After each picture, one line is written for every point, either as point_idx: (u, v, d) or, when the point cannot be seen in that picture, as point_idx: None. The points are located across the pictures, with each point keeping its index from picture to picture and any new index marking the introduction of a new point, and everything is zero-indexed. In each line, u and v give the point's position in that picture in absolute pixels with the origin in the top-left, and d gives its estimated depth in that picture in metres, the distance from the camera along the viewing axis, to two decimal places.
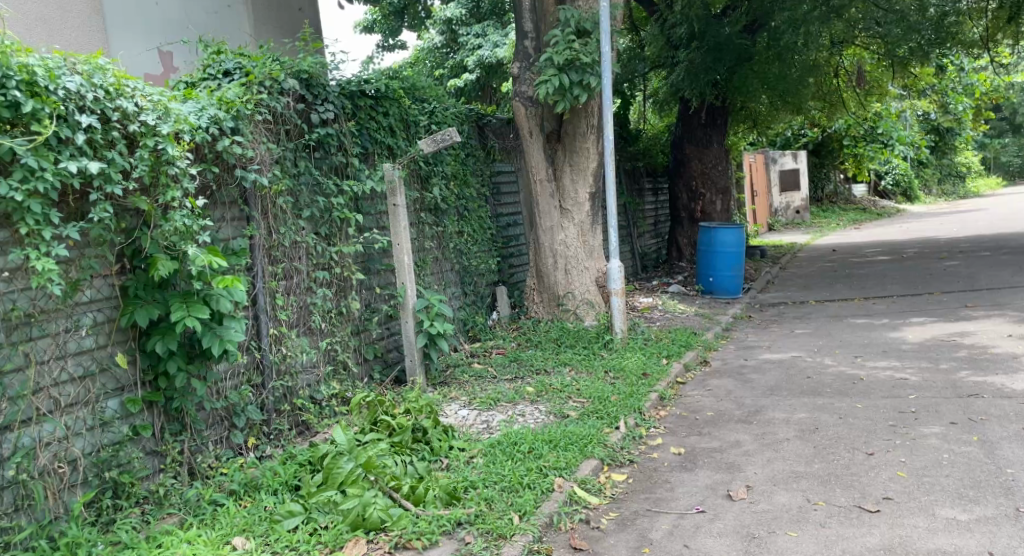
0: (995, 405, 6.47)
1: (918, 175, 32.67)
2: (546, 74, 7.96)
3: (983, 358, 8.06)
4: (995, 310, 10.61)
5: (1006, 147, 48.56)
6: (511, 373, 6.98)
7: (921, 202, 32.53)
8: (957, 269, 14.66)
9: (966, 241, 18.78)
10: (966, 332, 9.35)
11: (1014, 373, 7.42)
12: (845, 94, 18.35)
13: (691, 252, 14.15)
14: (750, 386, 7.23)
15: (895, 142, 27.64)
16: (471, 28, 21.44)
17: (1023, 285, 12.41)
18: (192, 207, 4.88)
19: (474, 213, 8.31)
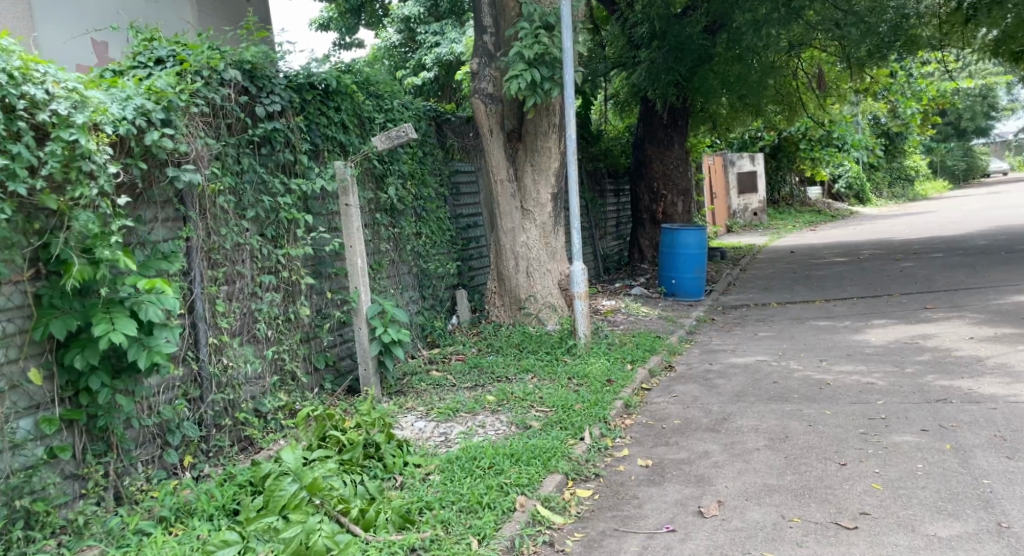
0: (964, 410, 6.36)
1: (869, 177, 33.03)
2: (517, 68, 7.71)
3: (947, 360, 7.98)
4: (954, 311, 10.59)
5: (951, 151, 49.48)
6: (471, 380, 6.71)
7: (873, 204, 32.90)
8: (914, 271, 14.72)
9: (919, 243, 18.93)
10: (928, 334, 9.29)
11: (980, 376, 7.34)
12: (802, 96, 18.37)
13: (652, 253, 14.00)
14: (717, 392, 7.04)
15: (849, 146, 27.92)
16: (429, 26, 21.20)
17: (978, 287, 12.45)
18: (111, 207, 4.51)
19: (432, 215, 8.02)
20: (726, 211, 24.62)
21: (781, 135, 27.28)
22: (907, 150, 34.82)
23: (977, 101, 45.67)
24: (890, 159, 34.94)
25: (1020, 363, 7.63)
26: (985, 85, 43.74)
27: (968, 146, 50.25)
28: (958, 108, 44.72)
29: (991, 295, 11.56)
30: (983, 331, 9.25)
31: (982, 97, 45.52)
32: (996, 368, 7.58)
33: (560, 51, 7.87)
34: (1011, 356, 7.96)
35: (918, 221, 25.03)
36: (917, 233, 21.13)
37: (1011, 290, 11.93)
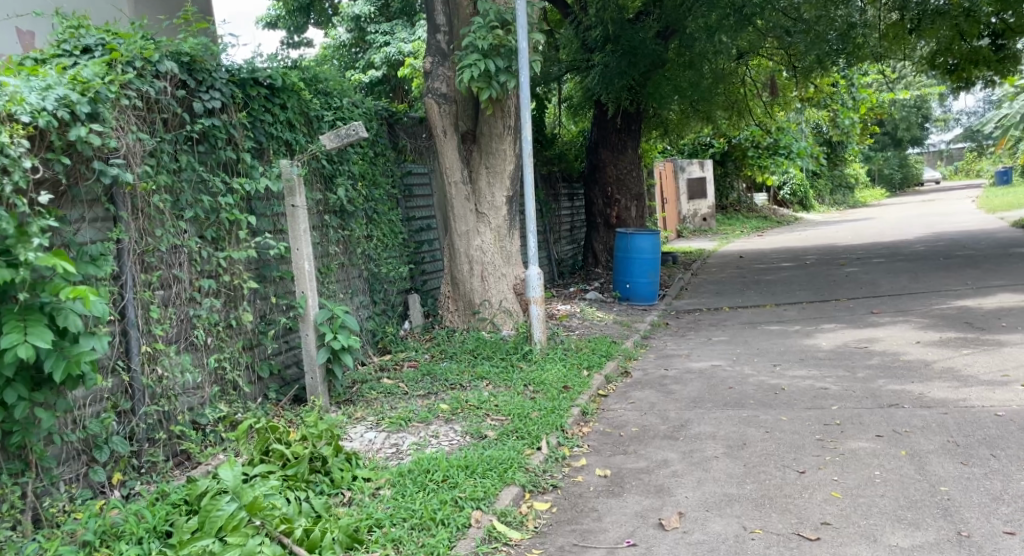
0: (918, 416, 6.33)
1: (811, 185, 33.54)
2: (471, 58, 7.57)
3: (897, 365, 7.99)
4: (899, 316, 10.69)
5: (889, 160, 50.61)
6: (423, 388, 6.50)
7: (815, 211, 33.42)
8: (859, 276, 14.87)
9: (863, 249, 19.22)
10: (875, 338, 9.34)
11: (929, 381, 7.34)
12: (750, 103, 18.39)
13: (606, 258, 13.91)
14: (674, 398, 6.92)
15: (795, 153, 28.30)
16: (379, 26, 20.97)
17: (922, 291, 12.62)
18: (26, 203, 4.20)
19: (384, 217, 7.81)
20: (677, 216, 24.72)
21: (729, 142, 27.52)
22: (848, 158, 35.49)
23: (914, 111, 46.84)
24: (832, 167, 35.57)
25: (968, 368, 7.66)
26: (920, 96, 44.81)
27: (905, 155, 51.50)
28: (895, 118, 45.77)
29: (935, 300, 11.69)
30: (930, 335, 9.30)
31: (917, 108, 46.67)
32: (944, 373, 7.60)
33: (516, 43, 7.75)
34: (959, 360, 7.99)
35: (861, 226, 25.45)
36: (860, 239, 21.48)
37: (954, 294, 12.10)
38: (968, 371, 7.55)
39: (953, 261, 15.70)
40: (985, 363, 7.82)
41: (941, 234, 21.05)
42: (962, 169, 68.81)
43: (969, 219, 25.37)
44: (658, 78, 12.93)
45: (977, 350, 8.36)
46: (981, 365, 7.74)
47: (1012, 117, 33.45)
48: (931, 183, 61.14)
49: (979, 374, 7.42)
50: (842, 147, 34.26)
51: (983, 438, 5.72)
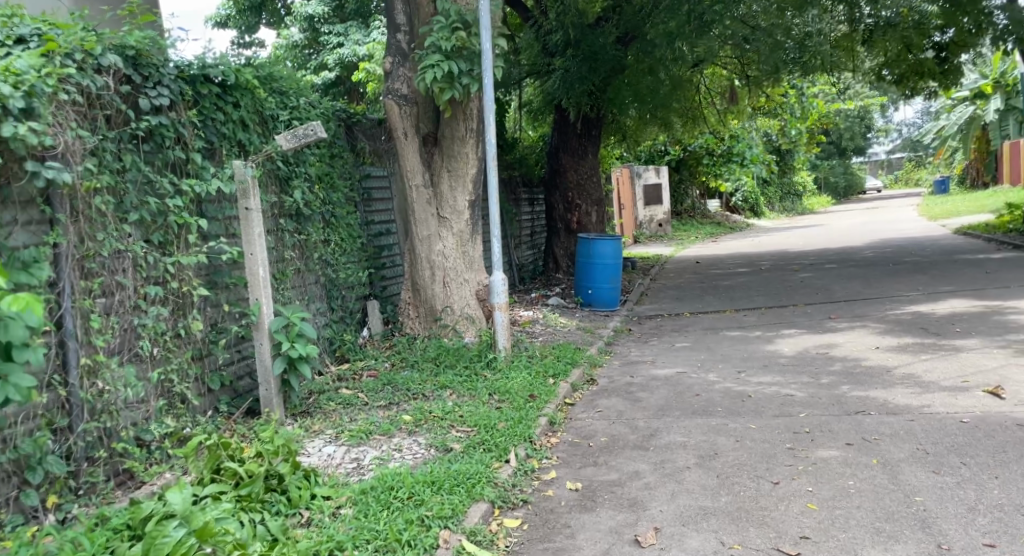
0: (884, 423, 6.24)
1: (762, 192, 33.91)
2: (433, 58, 7.34)
3: (858, 371, 7.93)
4: (857, 321, 10.71)
5: (835, 168, 51.54)
6: (383, 399, 6.25)
7: (766, 217, 33.80)
8: (814, 281, 14.95)
9: (815, 254, 19.41)
10: (835, 343, 9.32)
11: (891, 386, 7.29)
12: (705, 111, 18.43)
13: (567, 263, 13.74)
14: (641, 406, 6.75)
15: (747, 160, 28.56)
16: (333, 26, 20.63)
17: (877, 296, 12.72)
18: None
19: (341, 221, 7.54)
20: (633, 222, 24.72)
21: (684, 150, 27.68)
22: (796, 166, 36.02)
23: (858, 121, 47.82)
24: (781, 175, 36.06)
25: (928, 374, 7.62)
26: (864, 107, 45.77)
27: (848, 164, 52.56)
28: (840, 128, 46.66)
29: (889, 305, 11.77)
30: (888, 341, 9.30)
31: (861, 118, 47.63)
32: (905, 378, 7.55)
33: (479, 45, 7.57)
34: (918, 365, 7.97)
35: (811, 233, 25.76)
36: (811, 245, 21.72)
37: (906, 300, 12.19)
38: (929, 376, 7.52)
39: (903, 267, 15.89)
40: (944, 368, 7.80)
41: (889, 240, 21.38)
42: (901, 178, 70.49)
43: (912, 225, 25.89)
44: (618, 84, 13.00)
45: (935, 355, 8.35)
46: (940, 371, 7.71)
47: (953, 127, 34.28)
48: (874, 192, 62.48)
49: (939, 379, 7.38)
50: (791, 156, 34.76)
51: (951, 446, 5.65)
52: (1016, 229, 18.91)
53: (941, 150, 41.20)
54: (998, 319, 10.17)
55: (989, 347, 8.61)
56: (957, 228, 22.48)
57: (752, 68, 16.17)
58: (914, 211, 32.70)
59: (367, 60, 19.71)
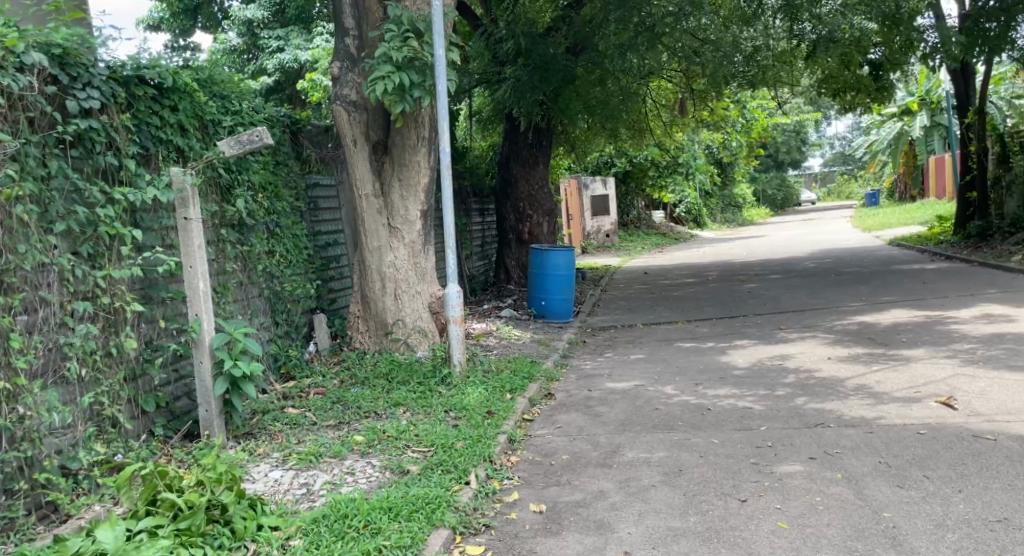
0: (845, 436, 5.99)
1: (704, 204, 34.23)
2: (384, 69, 7.10)
3: (812, 382, 7.76)
4: (807, 331, 10.73)
5: (772, 181, 52.45)
6: (332, 418, 5.96)
7: (709, 228, 34.12)
8: (761, 292, 15.01)
9: (760, 265, 19.57)
10: (788, 354, 9.28)
11: (845, 397, 7.13)
12: (653, 123, 18.45)
13: (519, 274, 13.44)
14: (601, 420, 6.56)
15: (691, 171, 28.84)
16: (273, 31, 20.18)
17: (824, 307, 12.80)
18: None
19: (287, 231, 7.24)
20: (580, 233, 24.64)
21: (630, 161, 27.73)
22: (736, 178, 36.57)
23: (794, 135, 48.91)
24: (722, 187, 36.57)
25: (881, 384, 7.56)
26: (799, 121, 46.74)
27: (784, 177, 53.56)
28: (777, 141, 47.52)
29: (836, 316, 11.83)
30: (839, 351, 9.27)
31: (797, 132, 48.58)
32: (858, 389, 7.42)
33: (432, 56, 7.35)
34: (871, 376, 7.91)
35: (753, 243, 26.08)
36: (754, 256, 21.93)
37: (850, 310, 12.28)
38: (882, 387, 7.45)
39: (844, 277, 16.08)
40: (896, 379, 7.76)
41: (829, 251, 21.72)
42: (834, 191, 72.30)
43: (849, 237, 26.39)
44: (568, 94, 12.74)
45: (886, 366, 8.33)
46: (893, 381, 7.66)
47: (884, 142, 35.19)
48: (809, 205, 63.96)
49: (891, 390, 7.32)
50: (731, 168, 35.20)
51: (913, 458, 5.46)
52: (948, 240, 19.37)
53: (872, 164, 42.37)
54: (941, 329, 10.25)
55: (937, 357, 8.63)
56: (891, 240, 22.99)
57: (698, 80, 16.25)
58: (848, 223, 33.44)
59: (309, 66, 19.37)
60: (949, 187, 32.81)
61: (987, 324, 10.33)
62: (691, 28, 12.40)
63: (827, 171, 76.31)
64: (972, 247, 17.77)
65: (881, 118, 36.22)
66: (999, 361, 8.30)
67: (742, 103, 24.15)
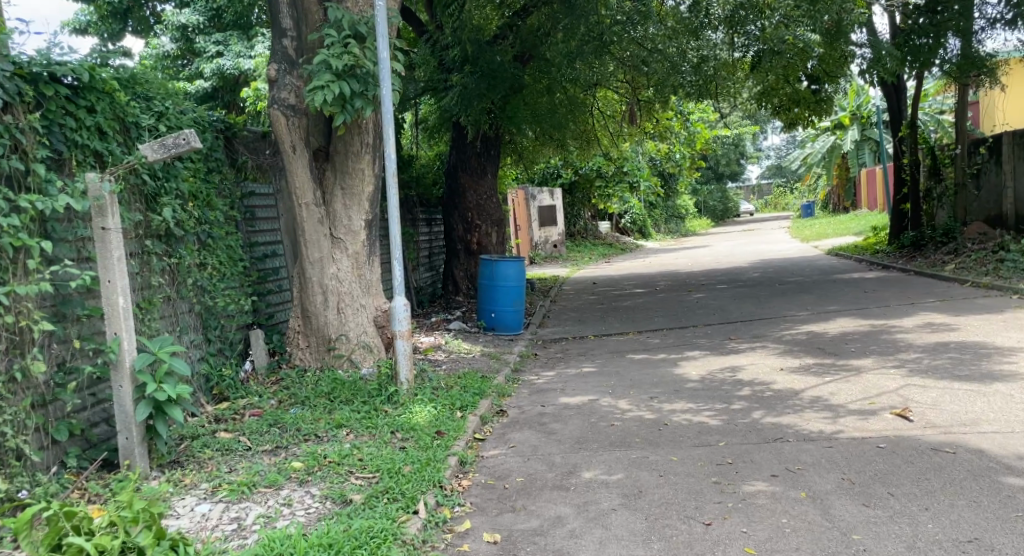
0: (805, 451, 5.73)
1: (648, 214, 34.34)
2: (323, 78, 6.73)
3: (767, 395, 7.55)
4: (757, 341, 10.59)
5: (712, 193, 53.12)
6: (268, 442, 5.57)
7: (653, 239, 34.22)
8: (709, 302, 14.92)
9: (706, 275, 19.55)
10: (740, 366, 9.10)
11: (801, 410, 6.92)
12: (600, 135, 18.33)
13: (467, 285, 13.12)
14: (556, 439, 6.26)
15: (636, 180, 28.88)
16: (210, 36, 19.62)
17: (773, 316, 12.72)
18: None
19: (219, 241, 6.82)
20: (528, 243, 24.41)
21: (577, 172, 27.60)
22: (678, 189, 36.85)
23: (732, 147, 49.66)
24: (666, 199, 36.76)
25: (836, 396, 7.39)
26: (738, 135, 47.45)
27: (725, 188, 54.29)
28: (718, 153, 48.13)
29: (784, 325, 11.74)
30: (790, 362, 9.13)
31: (735, 145, 49.32)
32: (813, 401, 7.23)
33: (374, 64, 7.01)
34: (824, 387, 7.75)
35: (696, 254, 26.18)
36: (700, 266, 21.95)
37: (796, 320, 12.22)
38: (837, 399, 7.29)
39: (788, 287, 16.11)
40: (849, 390, 7.61)
41: (770, 260, 21.87)
42: (770, 202, 73.68)
43: (791, 247, 26.65)
44: (517, 102, 12.35)
45: (838, 377, 8.19)
46: (846, 393, 7.51)
47: (819, 154, 35.86)
48: (747, 216, 65.05)
49: (846, 402, 7.15)
50: (674, 179, 35.41)
51: (875, 474, 5.16)
52: (883, 250, 19.62)
53: (808, 176, 43.19)
54: (887, 338, 10.22)
55: (885, 367, 8.54)
56: (830, 250, 23.27)
57: (645, 89, 16.19)
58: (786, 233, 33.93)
59: (249, 73, 18.87)
60: (880, 199, 33.57)
61: (930, 333, 10.33)
62: (639, 37, 12.43)
63: (765, 183, 77.73)
64: (906, 257, 17.98)
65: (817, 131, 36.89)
66: (947, 371, 8.24)
67: (685, 115, 24.25)
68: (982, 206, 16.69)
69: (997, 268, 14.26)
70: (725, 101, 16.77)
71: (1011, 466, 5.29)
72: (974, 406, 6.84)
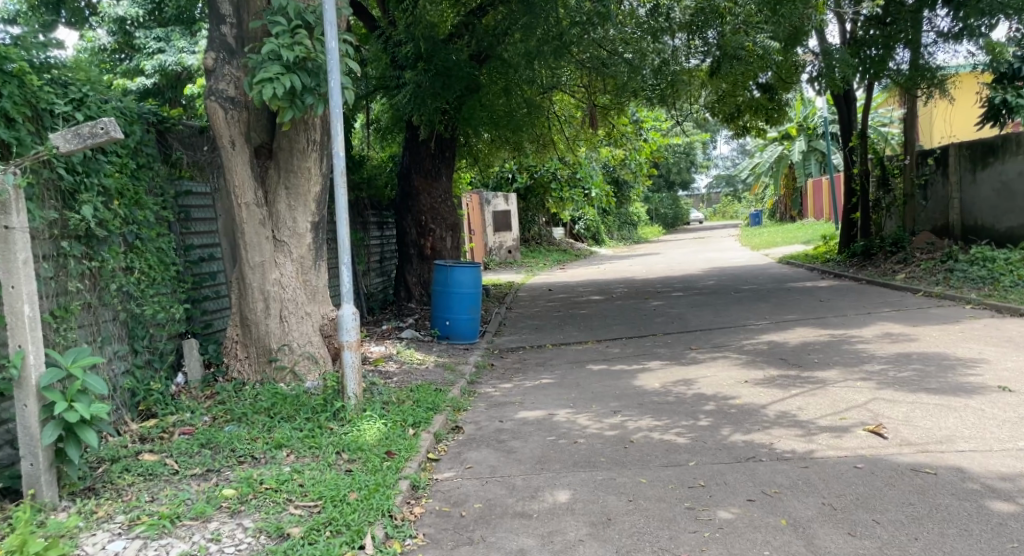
0: (778, 471, 5.35)
1: (601, 221, 34.19)
2: (272, 70, 6.23)
3: (733, 410, 7.19)
4: (718, 351, 10.27)
5: (663, 201, 53.47)
6: (197, 466, 5.15)
7: (607, 246, 34.07)
8: (667, 309, 14.63)
9: (662, 282, 19.32)
10: (703, 376, 8.75)
11: (770, 427, 6.55)
12: (556, 139, 17.95)
13: (420, 291, 12.62)
14: (516, 459, 5.84)
15: (588, 187, 28.66)
16: (151, 31, 18.94)
17: (732, 325, 12.45)
18: None
19: (149, 244, 6.31)
20: (482, 249, 23.98)
21: (533, 177, 27.23)
22: (631, 196, 36.73)
23: (682, 157, 49.69)
24: (618, 206, 36.67)
25: (802, 411, 7.03)
26: (688, 145, 47.77)
27: (675, 198, 54.68)
28: (669, 162, 48.38)
29: (744, 335, 11.46)
30: (753, 374, 8.75)
31: (685, 154, 49.67)
32: (778, 418, 6.83)
33: (326, 57, 6.54)
34: (791, 401, 7.38)
35: (650, 261, 25.97)
36: (655, 273, 21.74)
37: (755, 329, 11.94)
38: (804, 414, 6.92)
39: (744, 295, 15.91)
40: (816, 404, 7.25)
41: (723, 268, 21.71)
42: (719, 210, 74.32)
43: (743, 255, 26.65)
44: (473, 104, 11.79)
45: (803, 390, 7.84)
46: (813, 407, 7.15)
47: (764, 164, 36.18)
48: (696, 225, 65.40)
49: (814, 418, 6.78)
50: (627, 188, 35.36)
51: (856, 498, 4.83)
52: (833, 259, 19.57)
53: (757, 185, 43.60)
54: (848, 348, 9.94)
55: (850, 380, 8.20)
56: (781, 258, 23.22)
57: (601, 92, 15.88)
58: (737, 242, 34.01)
59: (193, 70, 18.30)
60: (826, 210, 33.77)
61: (890, 344, 10.04)
62: (599, 39, 12.10)
63: (713, 192, 78.31)
64: (856, 266, 17.87)
65: (766, 141, 37.18)
66: (914, 383, 7.95)
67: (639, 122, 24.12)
68: (929, 216, 16.84)
69: (948, 277, 14.23)
70: (678, 109, 16.57)
71: (996, 487, 4.93)
72: (946, 422, 6.43)
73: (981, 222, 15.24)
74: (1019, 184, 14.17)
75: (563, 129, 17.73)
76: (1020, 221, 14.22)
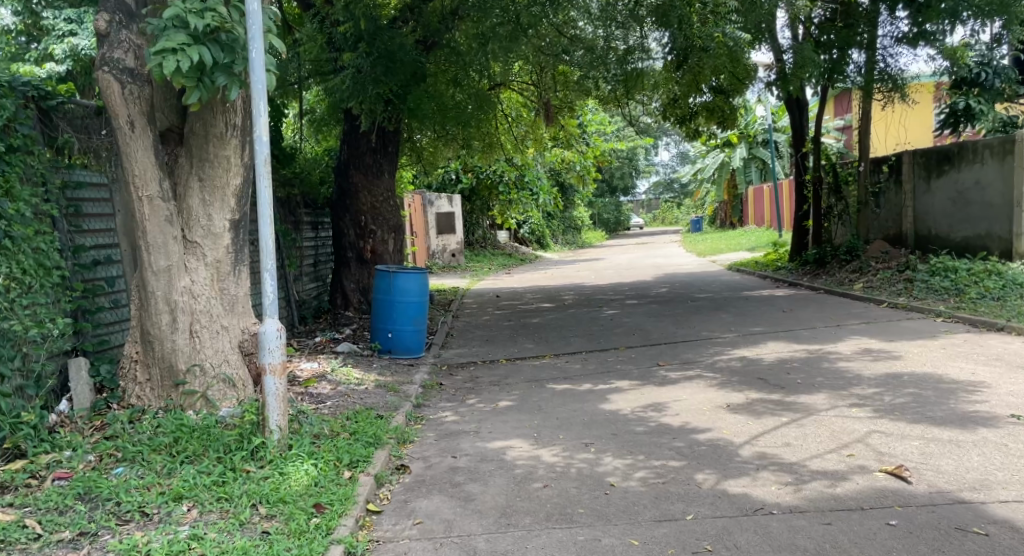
0: (797, 529, 4.41)
1: (546, 226, 33.30)
2: (175, 40, 5.12)
3: (721, 442, 6.20)
4: (687, 368, 9.31)
5: (606, 205, 53.00)
6: (67, 527, 4.23)
7: (553, 251, 33.18)
8: (624, 320, 13.70)
9: (614, 288, 18.48)
10: (677, 398, 7.78)
11: (769, 464, 5.60)
12: (503, 140, 16.85)
13: (358, 298, 11.42)
14: (475, 510, 4.81)
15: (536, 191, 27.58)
16: (59, 11, 17.41)
17: (697, 337, 11.57)
18: None
19: (21, 243, 5.26)
20: (425, 252, 22.89)
21: (478, 178, 26.19)
22: (576, 202, 36.02)
23: (627, 161, 49.05)
24: (564, 210, 35.85)
25: (794, 449, 5.92)
26: (632, 149, 47.35)
27: (618, 203, 54.23)
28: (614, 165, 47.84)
29: (712, 350, 10.55)
30: (732, 397, 7.74)
31: (629, 159, 49.21)
32: (769, 456, 5.78)
33: (244, 28, 5.40)
34: (785, 430, 6.43)
35: (599, 267, 25.15)
36: (605, 280, 20.90)
37: (723, 343, 11.03)
38: (797, 453, 5.81)
39: (702, 304, 15.10)
40: (813, 437, 6.21)
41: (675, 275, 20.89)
42: (661, 216, 74.28)
43: (691, 261, 25.99)
44: (419, 93, 10.63)
45: (791, 420, 6.75)
46: (811, 441, 6.09)
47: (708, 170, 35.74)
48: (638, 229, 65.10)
49: (811, 458, 5.67)
50: (572, 192, 34.56)
51: None
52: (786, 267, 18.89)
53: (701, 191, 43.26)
54: (829, 366, 9.06)
55: (842, 405, 7.23)
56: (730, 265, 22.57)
57: (552, 87, 14.86)
58: (683, 246, 33.45)
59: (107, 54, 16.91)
60: (769, 216, 33.35)
61: (873, 362, 9.13)
62: (559, 23, 11.16)
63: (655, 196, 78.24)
64: (811, 273, 17.24)
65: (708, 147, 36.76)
66: (916, 407, 7.04)
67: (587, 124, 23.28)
68: (884, 224, 16.26)
69: (910, 287, 13.61)
70: (632, 110, 15.61)
71: None
72: (970, 461, 5.46)
73: (937, 231, 14.70)
74: (977, 193, 13.64)
75: (512, 128, 16.67)
76: (978, 230, 13.69)
